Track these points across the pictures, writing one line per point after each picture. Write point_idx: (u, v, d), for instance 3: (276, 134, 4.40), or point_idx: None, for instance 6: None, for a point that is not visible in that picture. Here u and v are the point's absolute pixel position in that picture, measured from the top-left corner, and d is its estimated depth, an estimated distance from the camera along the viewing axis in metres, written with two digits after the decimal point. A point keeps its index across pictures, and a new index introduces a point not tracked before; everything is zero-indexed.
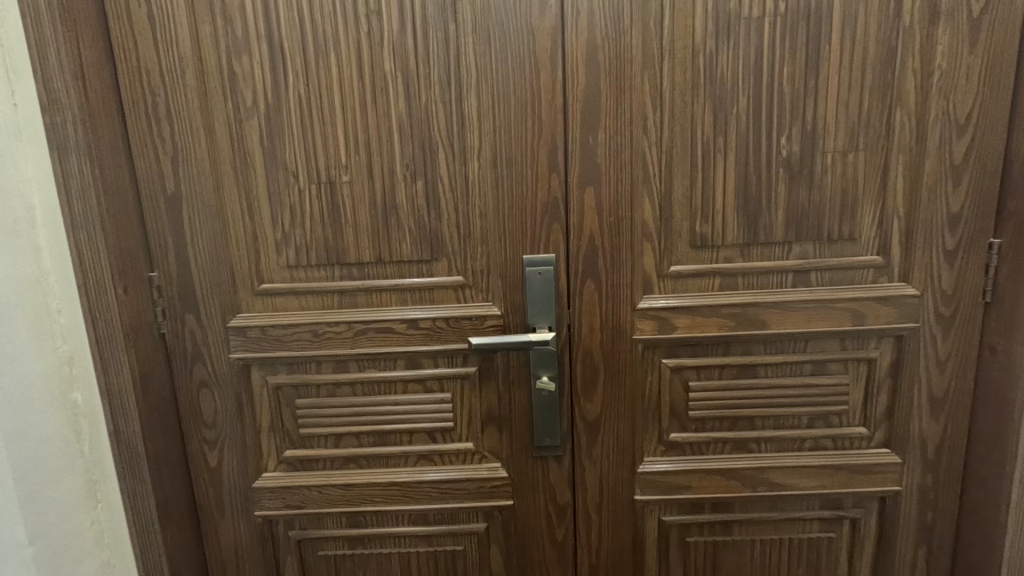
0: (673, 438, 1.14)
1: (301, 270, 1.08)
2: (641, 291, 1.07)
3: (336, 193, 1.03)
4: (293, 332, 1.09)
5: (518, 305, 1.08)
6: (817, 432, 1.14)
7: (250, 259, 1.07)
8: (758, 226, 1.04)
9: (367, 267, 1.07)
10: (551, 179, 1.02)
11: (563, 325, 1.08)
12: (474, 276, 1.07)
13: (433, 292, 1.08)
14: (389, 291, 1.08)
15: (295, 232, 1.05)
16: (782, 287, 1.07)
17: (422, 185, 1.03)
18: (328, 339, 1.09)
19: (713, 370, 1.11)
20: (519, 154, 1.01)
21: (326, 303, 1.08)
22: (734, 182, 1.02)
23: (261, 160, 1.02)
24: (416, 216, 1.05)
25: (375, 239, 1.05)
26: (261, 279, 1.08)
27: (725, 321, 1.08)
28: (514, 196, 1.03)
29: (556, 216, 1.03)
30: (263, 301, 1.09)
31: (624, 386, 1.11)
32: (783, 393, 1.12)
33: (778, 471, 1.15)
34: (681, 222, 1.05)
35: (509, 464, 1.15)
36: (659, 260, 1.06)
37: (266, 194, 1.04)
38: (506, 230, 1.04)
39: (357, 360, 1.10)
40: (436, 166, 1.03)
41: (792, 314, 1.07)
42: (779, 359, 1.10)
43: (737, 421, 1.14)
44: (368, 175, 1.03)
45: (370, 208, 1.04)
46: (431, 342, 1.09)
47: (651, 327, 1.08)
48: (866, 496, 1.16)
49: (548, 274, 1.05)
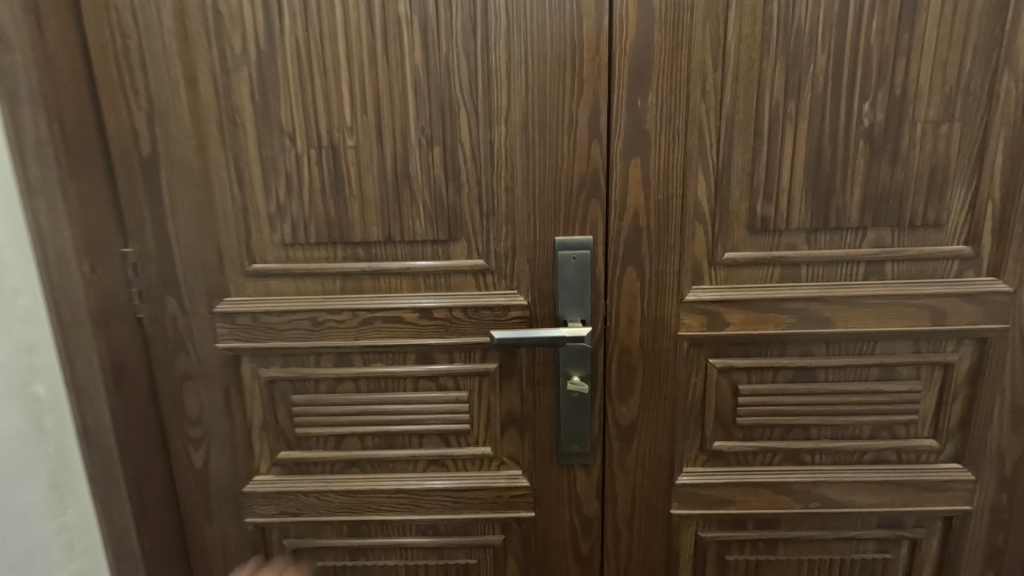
0: (717, 447, 1.01)
1: (298, 249, 0.93)
2: (690, 281, 0.93)
3: (340, 159, 0.89)
4: (289, 319, 0.95)
5: (547, 294, 0.94)
6: (880, 444, 1.01)
7: (240, 234, 0.92)
8: (829, 208, 0.89)
9: (374, 247, 0.93)
10: (591, 147, 0.87)
11: (598, 318, 0.94)
12: (497, 259, 0.93)
13: (449, 278, 0.94)
14: (399, 275, 0.94)
15: (291, 205, 0.91)
16: (852, 280, 0.93)
17: (439, 152, 0.88)
18: (329, 328, 0.95)
19: (767, 373, 0.98)
20: (554, 118, 0.86)
21: (327, 287, 0.95)
22: (806, 155, 0.87)
23: (251, 117, 0.87)
24: (432, 189, 0.90)
25: (384, 214, 0.91)
26: (252, 258, 0.94)
27: (784, 317, 0.94)
28: (546, 167, 0.88)
29: (595, 192, 0.89)
30: (254, 283, 0.95)
31: (664, 388, 0.97)
32: (844, 400, 0.99)
33: (833, 486, 1.02)
34: (740, 202, 0.90)
35: (531, 472, 1.02)
36: (712, 246, 0.92)
37: (258, 158, 0.89)
38: (536, 206, 0.90)
39: (362, 352, 0.97)
40: (455, 130, 0.88)
41: (863, 311, 0.93)
42: (842, 362, 0.97)
43: (790, 429, 1.01)
44: (377, 139, 0.88)
45: (379, 177, 0.89)
46: (446, 334, 0.95)
47: (699, 322, 0.94)
48: (931, 515, 1.03)
49: (583, 258, 0.91)
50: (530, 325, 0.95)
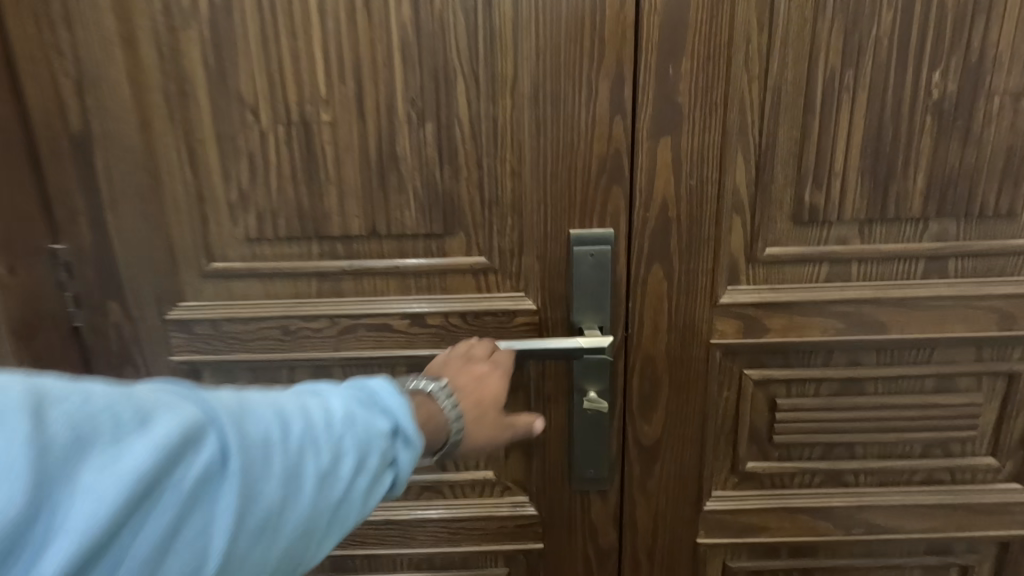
0: (750, 468, 0.89)
1: (266, 246, 0.79)
2: (725, 281, 0.80)
3: (313, 137, 0.74)
4: (257, 328, 0.81)
5: (559, 296, 0.80)
6: (933, 463, 0.89)
7: (194, 227, 0.78)
8: (888, 196, 0.77)
9: (357, 243, 0.79)
10: (612, 124, 0.74)
11: (619, 324, 0.81)
12: (501, 257, 0.79)
13: (445, 279, 0.80)
14: (386, 275, 0.80)
15: (256, 192, 0.76)
16: (909, 280, 0.81)
17: (432, 129, 0.74)
18: (304, 338, 0.82)
19: (808, 385, 0.86)
20: (569, 89, 0.73)
21: (300, 290, 0.81)
22: (864, 134, 0.74)
23: (204, 87, 0.72)
24: (424, 173, 0.76)
25: (368, 203, 0.77)
26: (211, 256, 0.79)
27: (832, 322, 0.82)
28: (560, 147, 0.74)
29: (617, 177, 0.75)
30: (213, 286, 0.80)
31: (693, 403, 0.85)
32: (895, 415, 0.87)
33: (879, 510, 0.91)
34: (785, 189, 0.77)
35: (539, 499, 0.89)
36: (750, 241, 0.79)
37: (214, 136, 0.74)
38: (548, 194, 0.76)
39: (343, 365, 0.83)
40: (451, 102, 0.73)
41: (921, 315, 0.81)
42: (895, 372, 0.85)
43: (832, 448, 0.89)
44: (358, 112, 0.73)
45: (361, 159, 0.75)
46: (441, 345, 0.82)
47: (734, 328, 0.82)
48: (985, 540, 0.93)
49: (602, 255, 0.78)
50: (539, 333, 0.82)
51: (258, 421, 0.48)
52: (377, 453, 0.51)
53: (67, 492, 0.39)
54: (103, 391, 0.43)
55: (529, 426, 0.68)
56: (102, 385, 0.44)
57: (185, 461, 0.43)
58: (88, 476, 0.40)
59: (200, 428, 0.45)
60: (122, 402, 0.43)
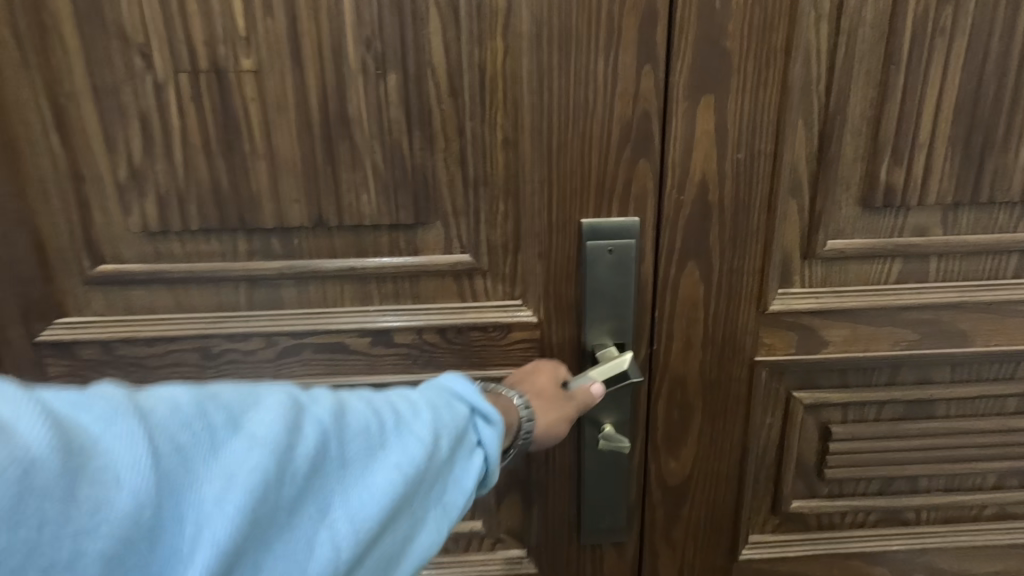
0: (795, 508, 0.73)
1: (172, 241, 0.59)
2: (776, 284, 0.63)
3: (230, 93, 0.54)
4: (166, 352, 0.62)
5: (567, 306, 0.62)
6: (1008, 496, 0.74)
7: (75, 218, 0.58)
8: (982, 174, 0.60)
9: (299, 237, 0.59)
10: (638, 77, 0.56)
11: (643, 339, 0.64)
12: (490, 254, 0.61)
13: (417, 284, 0.62)
14: (339, 280, 0.61)
15: (156, 169, 0.56)
16: (999, 279, 0.65)
17: (396, 81, 0.55)
18: (230, 364, 0.63)
19: (868, 408, 0.70)
20: (582, 27, 0.54)
21: (222, 301, 0.61)
22: (959, 93, 0.58)
23: (73, 22, 0.52)
24: (387, 142, 0.56)
25: (311, 183, 0.57)
26: (98, 257, 0.59)
27: (903, 333, 0.65)
28: (568, 108, 0.56)
29: (642, 150, 0.58)
30: (105, 295, 0.61)
31: (731, 432, 0.68)
32: (968, 442, 0.72)
33: (943, 552, 0.76)
34: (854, 165, 0.60)
35: (541, 555, 0.72)
36: (808, 232, 0.62)
37: (92, 91, 0.54)
38: (552, 172, 0.58)
39: None
40: (422, 45, 0.54)
41: (1010, 322, 0.66)
42: (973, 392, 0.69)
43: (893, 481, 0.74)
44: (293, 59, 0.53)
45: (300, 122, 0.55)
46: (411, 369, 0.64)
47: (786, 341, 0.65)
48: None
49: (622, 251, 0.60)
50: (540, 352, 0.64)
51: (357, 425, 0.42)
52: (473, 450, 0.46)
53: (178, 502, 0.35)
54: (187, 394, 0.38)
55: (589, 393, 0.57)
56: (193, 386, 0.39)
57: (291, 463, 0.38)
58: (193, 485, 0.36)
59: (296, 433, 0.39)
60: (210, 405, 0.38)
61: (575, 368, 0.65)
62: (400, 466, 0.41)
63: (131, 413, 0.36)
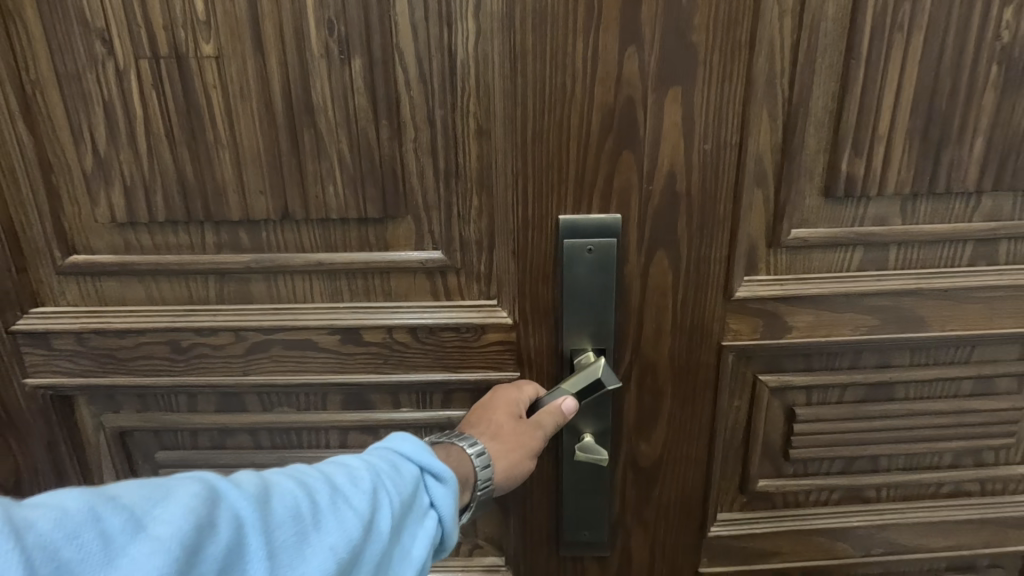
0: (761, 488, 0.76)
1: (142, 231, 0.63)
2: (742, 272, 0.65)
3: (193, 87, 0.57)
4: (138, 343, 0.67)
5: (544, 305, 0.65)
6: (964, 473, 0.78)
7: (50, 208, 0.62)
8: (939, 165, 0.63)
9: (266, 231, 0.63)
10: (619, 58, 0.57)
11: (629, 337, 0.67)
12: (464, 251, 0.64)
13: (389, 282, 0.65)
14: (309, 276, 0.65)
15: (123, 160, 0.60)
16: (955, 267, 0.67)
17: (361, 67, 0.57)
18: (201, 358, 0.67)
19: (831, 391, 0.73)
20: (550, 20, 0.55)
21: (193, 293, 0.66)
22: (917, 88, 0.60)
23: (40, 24, 0.56)
24: (353, 132, 0.59)
25: (276, 173, 0.60)
26: (70, 247, 0.64)
27: (864, 319, 0.68)
28: (535, 100, 0.58)
29: (610, 145, 0.59)
30: (78, 286, 0.65)
31: (699, 416, 0.71)
32: (926, 422, 0.75)
33: (903, 528, 0.80)
34: (816, 156, 0.62)
35: (519, 562, 0.77)
36: (773, 222, 0.64)
37: (64, 83, 0.58)
38: (521, 165, 0.60)
39: (260, 394, 0.69)
40: (388, 40, 0.56)
41: (966, 308, 0.68)
42: (930, 375, 0.72)
43: (855, 461, 0.77)
44: (256, 54, 0.56)
45: (265, 114, 0.58)
46: (383, 370, 0.67)
47: (750, 327, 0.67)
48: (1008, 554, 0.83)
49: (602, 249, 0.62)
50: (518, 353, 0.67)
51: (277, 507, 0.45)
52: (402, 515, 0.50)
53: None
54: (78, 501, 0.40)
55: (557, 412, 0.61)
56: (88, 492, 0.41)
57: (203, 556, 0.41)
58: None
59: (209, 524, 0.42)
60: (108, 510, 0.40)
61: (552, 366, 0.67)
62: (335, 547, 0.46)
63: (8, 530, 0.37)
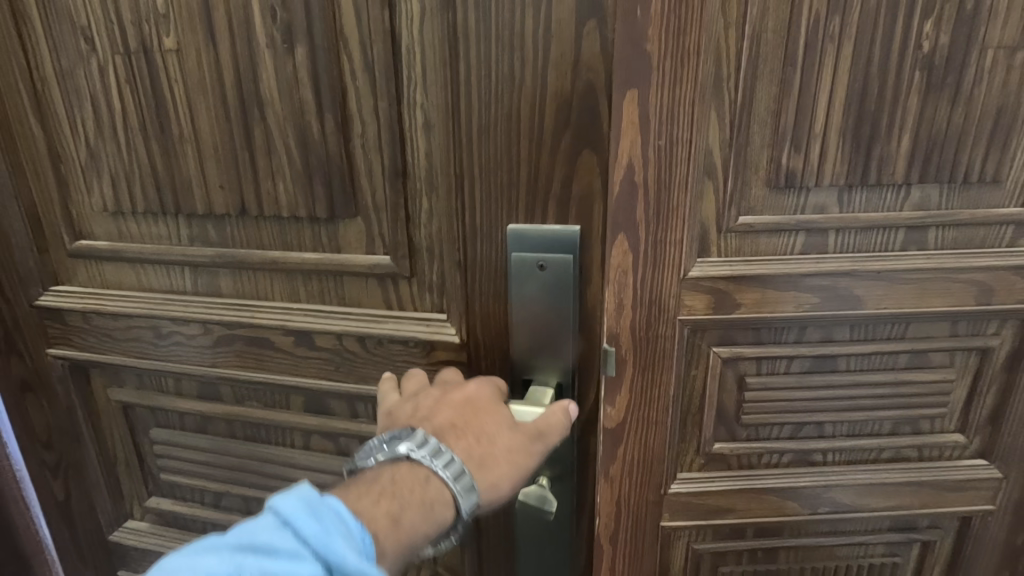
0: (717, 449, 0.85)
1: (131, 219, 0.78)
2: (695, 254, 0.74)
3: (172, 98, 0.69)
4: (127, 325, 0.83)
5: (495, 319, 0.71)
6: (904, 440, 0.86)
7: (61, 197, 0.78)
8: (870, 159, 0.71)
9: (231, 226, 0.75)
10: (581, 37, 0.58)
11: (597, 346, 0.70)
12: (413, 259, 0.72)
13: (342, 287, 0.75)
14: (266, 275, 0.76)
15: (108, 153, 0.74)
16: (889, 251, 0.75)
17: (304, 55, 0.64)
18: (176, 340, 0.82)
19: (779, 362, 0.81)
20: (493, 23, 0.58)
21: (177, 285, 0.79)
22: (846, 94, 0.68)
23: (55, 56, 0.71)
24: (301, 130, 0.68)
25: (230, 168, 0.71)
26: (77, 232, 0.80)
27: (807, 297, 0.76)
28: (476, 95, 0.61)
29: (550, 144, 0.62)
30: (85, 267, 0.82)
31: (658, 383, 0.79)
32: (867, 392, 0.83)
33: (847, 489, 0.88)
34: (761, 150, 0.70)
35: None
36: (722, 209, 0.73)
37: (69, 99, 0.72)
38: (466, 166, 0.64)
39: (232, 387, 0.84)
40: (337, 53, 0.64)
41: (898, 288, 0.76)
42: (869, 349, 0.80)
43: (803, 427, 0.85)
44: (225, 67, 0.67)
45: (225, 115, 0.69)
46: (328, 377, 0.79)
47: (704, 303, 0.76)
48: (946, 516, 0.91)
49: (553, 265, 0.66)
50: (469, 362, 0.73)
51: None
52: None
53: None
54: None
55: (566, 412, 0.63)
56: None
57: None
58: None
59: None
60: None
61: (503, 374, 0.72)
62: None
63: None
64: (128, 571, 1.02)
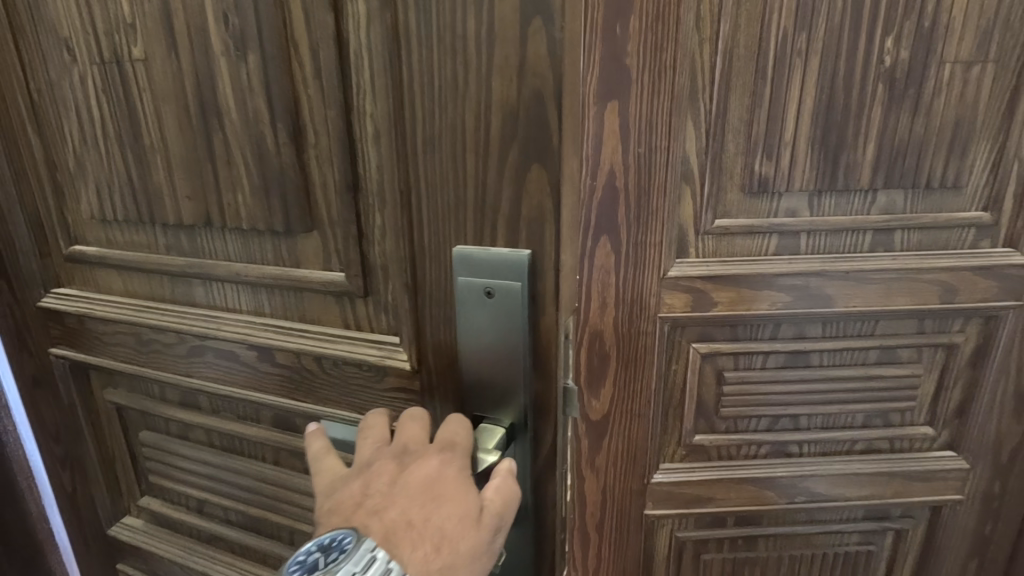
0: (698, 441, 0.90)
1: (115, 229, 0.82)
2: (673, 255, 0.79)
3: (147, 112, 0.73)
4: (115, 329, 0.87)
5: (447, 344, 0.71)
6: (875, 432, 0.91)
7: (59, 205, 0.83)
8: (838, 166, 0.75)
9: (200, 236, 0.78)
10: (529, 37, 0.57)
11: (550, 365, 0.68)
12: (368, 276, 0.72)
13: (302, 303, 0.76)
14: (234, 286, 0.79)
15: (94, 164, 0.79)
16: (857, 253, 0.80)
17: (254, 63, 0.66)
18: (160, 346, 0.86)
19: (755, 358, 0.85)
20: (435, 29, 0.59)
21: (156, 290, 0.83)
22: (813, 105, 0.72)
23: (52, 72, 0.76)
24: (257, 141, 0.70)
25: (196, 178, 0.75)
26: (73, 237, 0.85)
27: (780, 296, 0.80)
28: (420, 105, 0.62)
29: (499, 151, 0.61)
30: (81, 273, 0.87)
31: (640, 378, 0.84)
32: (839, 386, 0.87)
33: (822, 479, 0.92)
34: (735, 158, 0.75)
35: None
36: (699, 212, 0.77)
37: (65, 112, 0.77)
38: (427, 172, 0.64)
39: (208, 396, 0.87)
40: (290, 61, 0.66)
41: (867, 288, 0.81)
42: (840, 346, 0.85)
43: (778, 420, 0.90)
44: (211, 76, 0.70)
45: (190, 124, 0.72)
46: (295, 395, 0.81)
47: (683, 302, 0.80)
48: (918, 505, 0.95)
49: (500, 292, 0.66)
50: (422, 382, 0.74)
51: None
52: None
53: None
54: None
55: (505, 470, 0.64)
56: None
57: None
58: None
59: None
60: None
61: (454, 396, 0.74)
62: None
63: None
64: (132, 562, 1.06)
